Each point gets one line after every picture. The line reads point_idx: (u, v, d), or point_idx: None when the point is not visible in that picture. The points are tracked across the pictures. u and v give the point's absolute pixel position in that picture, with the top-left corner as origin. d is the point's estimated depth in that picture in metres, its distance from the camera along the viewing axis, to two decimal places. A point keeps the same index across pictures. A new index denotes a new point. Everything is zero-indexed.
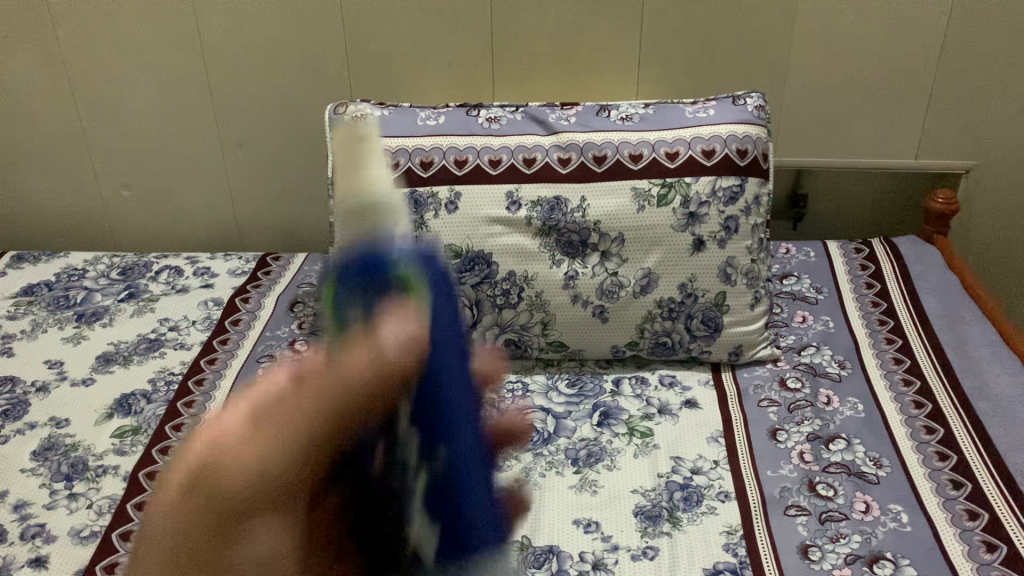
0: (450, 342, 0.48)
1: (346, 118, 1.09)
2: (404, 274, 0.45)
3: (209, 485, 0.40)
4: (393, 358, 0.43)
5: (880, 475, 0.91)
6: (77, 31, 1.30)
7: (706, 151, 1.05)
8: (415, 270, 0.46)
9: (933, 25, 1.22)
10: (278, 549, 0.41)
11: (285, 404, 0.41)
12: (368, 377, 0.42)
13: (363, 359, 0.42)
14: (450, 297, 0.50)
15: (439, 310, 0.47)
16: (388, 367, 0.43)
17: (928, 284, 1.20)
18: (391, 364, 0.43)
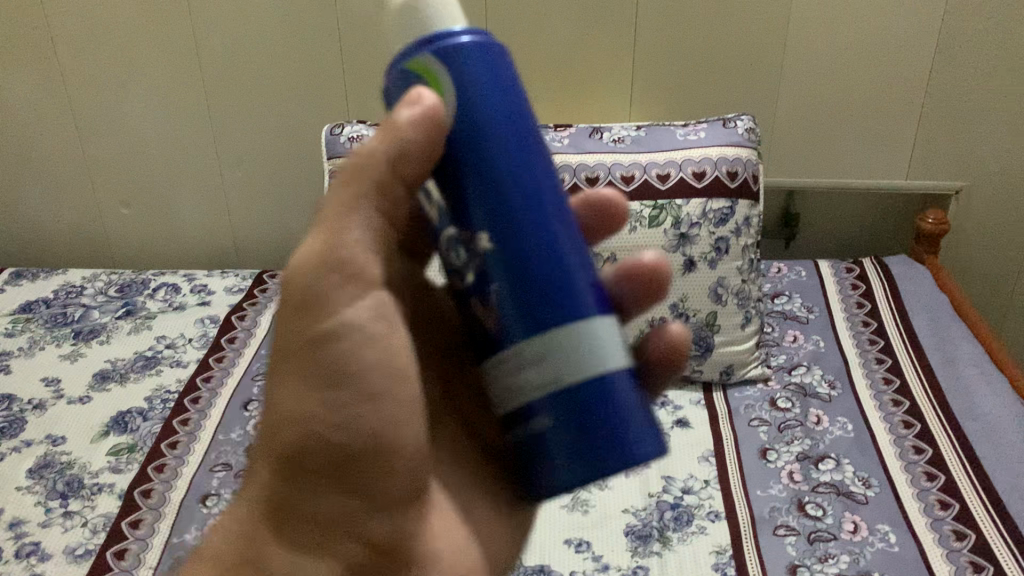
0: (523, 130, 0.44)
1: (343, 139, 1.11)
2: (433, 60, 0.44)
3: (314, 311, 0.46)
4: (414, 137, 0.43)
5: (868, 496, 0.92)
6: (77, 51, 1.32)
7: (697, 173, 1.06)
8: (446, 58, 0.44)
9: (922, 49, 1.23)
10: (388, 341, 0.48)
11: (347, 213, 0.45)
12: (402, 159, 0.44)
13: (396, 141, 0.44)
14: (524, 93, 0.46)
15: (505, 101, 0.44)
16: (417, 146, 0.44)
17: (918, 305, 1.21)
18: (434, 142, 0.44)
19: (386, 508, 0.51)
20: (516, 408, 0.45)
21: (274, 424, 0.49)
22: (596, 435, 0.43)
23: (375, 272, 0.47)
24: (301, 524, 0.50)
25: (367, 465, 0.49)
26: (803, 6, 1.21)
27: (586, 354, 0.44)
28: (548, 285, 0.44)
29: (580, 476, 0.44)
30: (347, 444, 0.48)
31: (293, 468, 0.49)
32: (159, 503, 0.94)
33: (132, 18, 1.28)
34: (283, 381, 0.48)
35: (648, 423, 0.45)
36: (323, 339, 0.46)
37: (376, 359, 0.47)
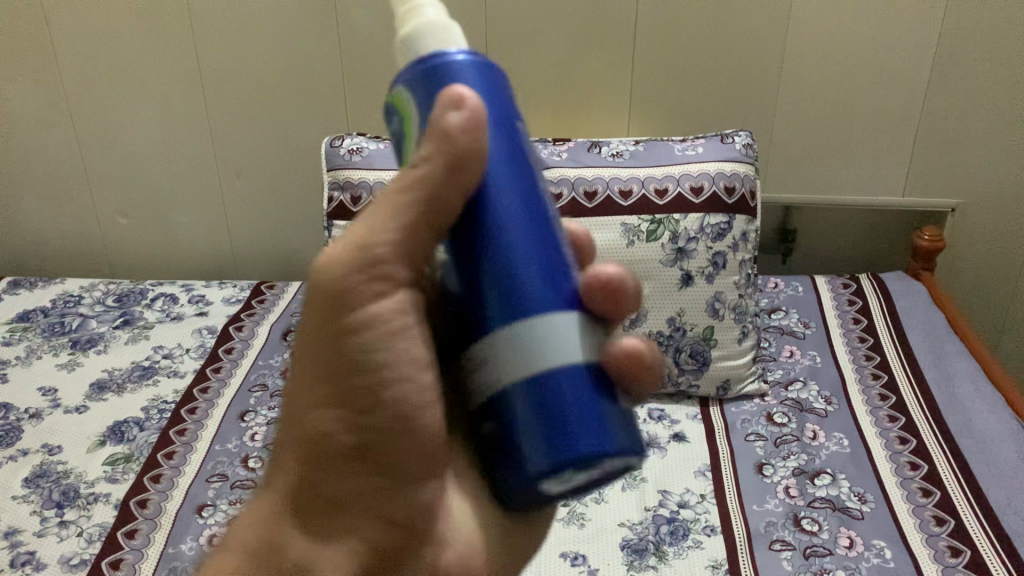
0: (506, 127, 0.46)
1: (342, 151, 1.11)
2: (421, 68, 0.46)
3: (344, 308, 0.43)
4: (465, 143, 0.42)
5: (864, 511, 0.92)
6: (79, 61, 1.33)
7: (694, 188, 1.07)
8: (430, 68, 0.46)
9: (917, 68, 1.24)
10: (418, 339, 0.44)
11: (384, 215, 0.43)
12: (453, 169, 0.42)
13: (450, 149, 0.42)
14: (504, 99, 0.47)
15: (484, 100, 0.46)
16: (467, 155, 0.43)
17: (914, 321, 1.22)
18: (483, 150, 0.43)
19: (412, 496, 0.46)
20: (486, 401, 0.45)
21: (297, 412, 0.45)
22: (563, 429, 0.43)
23: (407, 270, 0.44)
24: (327, 516, 0.46)
25: (394, 449, 0.44)
26: (800, 24, 1.22)
27: (555, 350, 0.44)
28: (521, 280, 0.45)
29: (548, 469, 0.43)
30: (373, 428, 0.44)
31: (318, 458, 0.45)
32: (155, 513, 0.94)
33: (133, 30, 1.29)
34: (308, 369, 0.45)
35: (619, 419, 0.45)
36: (350, 330, 0.43)
37: (408, 349, 0.44)
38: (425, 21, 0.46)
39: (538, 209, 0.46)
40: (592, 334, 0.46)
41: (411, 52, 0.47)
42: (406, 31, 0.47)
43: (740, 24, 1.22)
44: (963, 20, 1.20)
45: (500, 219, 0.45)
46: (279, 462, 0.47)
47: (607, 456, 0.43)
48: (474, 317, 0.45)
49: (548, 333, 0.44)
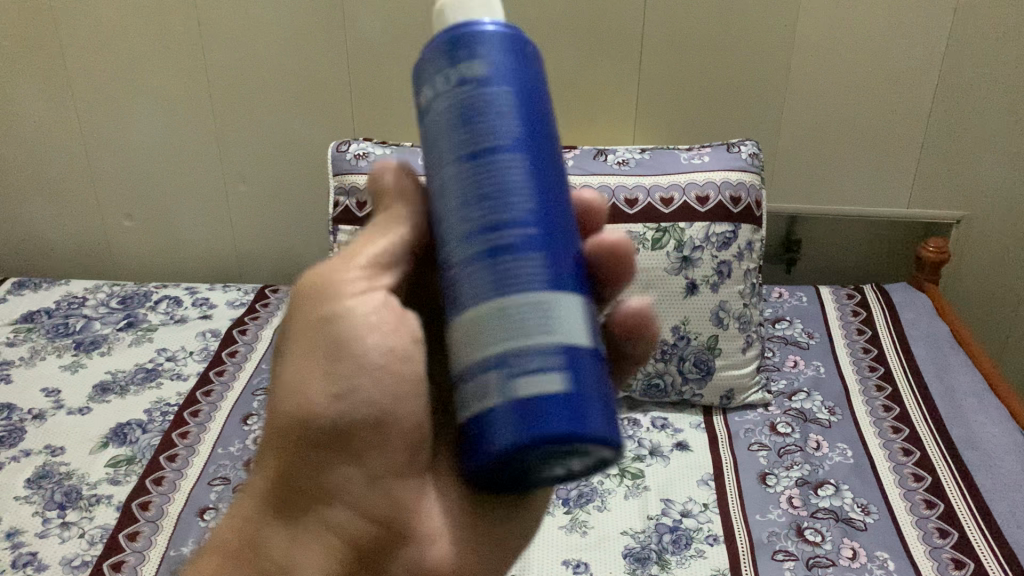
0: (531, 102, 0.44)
1: (349, 156, 1.12)
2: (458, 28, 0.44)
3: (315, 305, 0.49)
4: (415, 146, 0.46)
5: (867, 522, 0.92)
6: (87, 64, 1.33)
7: (700, 197, 1.07)
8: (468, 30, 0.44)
9: (923, 80, 1.24)
10: (394, 333, 0.48)
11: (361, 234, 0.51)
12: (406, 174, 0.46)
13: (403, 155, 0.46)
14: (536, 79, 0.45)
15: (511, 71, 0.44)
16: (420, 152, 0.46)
17: (918, 332, 1.22)
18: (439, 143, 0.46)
19: (387, 488, 0.50)
20: (469, 372, 0.43)
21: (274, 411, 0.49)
22: (539, 403, 0.40)
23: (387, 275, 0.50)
24: (303, 509, 0.50)
25: (362, 445, 0.48)
26: (806, 34, 1.22)
27: (542, 323, 0.42)
28: (521, 251, 0.42)
29: (516, 444, 0.40)
30: (342, 427, 0.47)
31: (292, 455, 0.49)
32: (157, 515, 0.94)
33: (141, 33, 1.29)
34: (286, 366, 0.48)
35: (603, 405, 0.42)
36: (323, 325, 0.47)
37: (381, 342, 0.47)
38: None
39: (549, 183, 0.44)
40: (587, 317, 0.44)
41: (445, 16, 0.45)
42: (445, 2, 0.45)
43: (746, 34, 1.22)
44: (969, 32, 1.20)
45: (504, 185, 0.43)
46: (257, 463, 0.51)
47: (581, 440, 0.40)
48: (467, 284, 0.43)
49: (538, 306, 0.42)
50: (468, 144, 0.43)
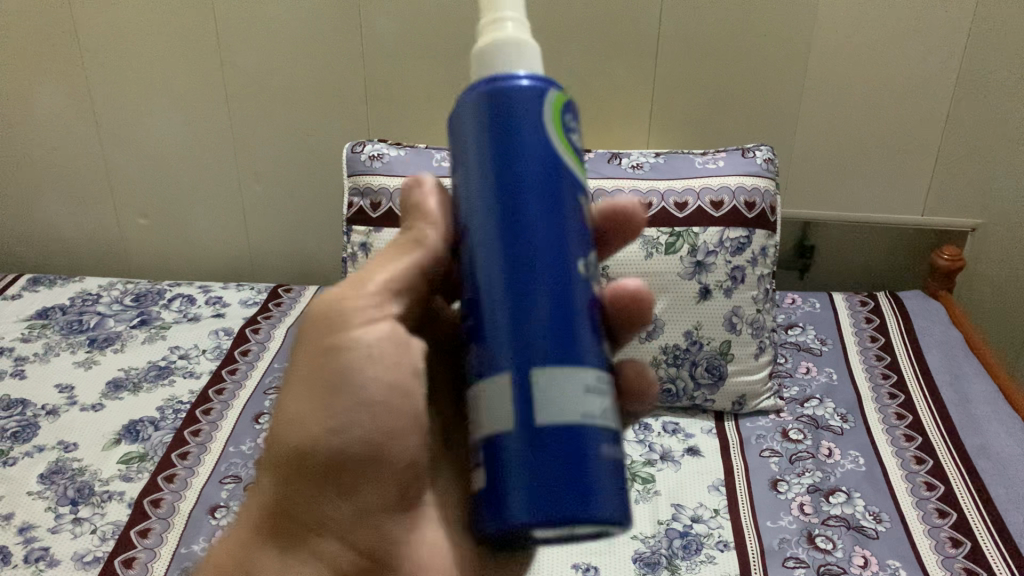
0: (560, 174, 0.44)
1: (363, 157, 1.12)
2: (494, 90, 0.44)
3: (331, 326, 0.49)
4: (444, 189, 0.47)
5: (879, 531, 0.91)
6: (104, 63, 1.34)
7: (714, 202, 1.07)
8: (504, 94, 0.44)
9: (940, 87, 1.24)
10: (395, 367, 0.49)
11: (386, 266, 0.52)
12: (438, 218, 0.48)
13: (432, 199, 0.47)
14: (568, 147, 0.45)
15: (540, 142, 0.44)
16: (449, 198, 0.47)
17: (932, 340, 1.21)
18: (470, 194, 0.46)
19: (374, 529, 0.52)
20: (485, 440, 0.43)
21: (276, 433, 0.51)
22: (551, 483, 0.41)
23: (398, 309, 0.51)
24: (294, 533, 0.53)
25: (357, 476, 0.51)
26: (823, 40, 1.22)
27: (557, 405, 0.42)
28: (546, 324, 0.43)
29: (528, 522, 0.41)
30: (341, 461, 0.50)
31: (291, 482, 0.52)
32: (168, 512, 0.94)
33: (159, 32, 1.30)
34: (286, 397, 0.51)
35: (614, 486, 0.42)
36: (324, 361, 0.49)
37: (380, 379, 0.49)
38: (510, 30, 0.44)
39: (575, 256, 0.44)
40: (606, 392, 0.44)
41: (485, 64, 0.44)
42: (490, 43, 0.44)
43: (763, 39, 1.22)
44: (987, 39, 1.20)
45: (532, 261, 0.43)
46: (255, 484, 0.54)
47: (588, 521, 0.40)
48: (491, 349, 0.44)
49: (556, 387, 0.42)
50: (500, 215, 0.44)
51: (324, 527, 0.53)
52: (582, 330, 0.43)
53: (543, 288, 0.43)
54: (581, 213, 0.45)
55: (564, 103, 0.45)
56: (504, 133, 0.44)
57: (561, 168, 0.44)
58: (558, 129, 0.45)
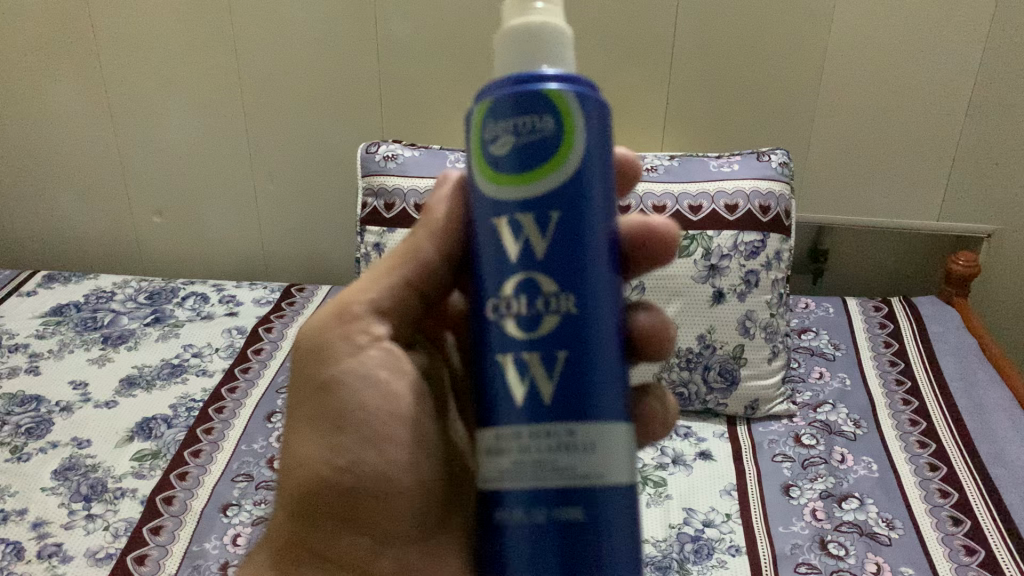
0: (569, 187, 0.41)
1: (378, 157, 1.13)
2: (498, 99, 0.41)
3: (325, 357, 0.52)
4: (445, 212, 0.49)
5: (892, 537, 0.91)
6: (121, 62, 1.35)
7: (729, 205, 1.07)
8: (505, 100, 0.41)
9: (957, 91, 1.23)
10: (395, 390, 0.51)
11: (370, 283, 0.53)
12: (437, 237, 0.50)
13: (434, 222, 0.50)
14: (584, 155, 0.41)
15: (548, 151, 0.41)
16: (451, 219, 0.49)
17: (947, 346, 1.21)
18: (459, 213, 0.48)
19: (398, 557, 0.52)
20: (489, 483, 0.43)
21: (290, 470, 0.52)
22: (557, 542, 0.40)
23: (387, 329, 0.53)
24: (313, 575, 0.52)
25: (371, 504, 0.51)
26: (839, 44, 1.21)
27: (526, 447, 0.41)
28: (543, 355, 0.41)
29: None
30: (355, 490, 0.51)
31: (306, 514, 0.51)
32: (180, 510, 0.95)
33: (175, 32, 1.31)
34: (298, 430, 0.52)
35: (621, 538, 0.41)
36: (331, 383, 0.51)
37: (381, 407, 0.51)
38: (536, 27, 0.41)
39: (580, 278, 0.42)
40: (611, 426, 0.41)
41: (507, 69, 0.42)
42: (504, 43, 0.41)
43: (779, 44, 1.21)
44: (1005, 44, 1.19)
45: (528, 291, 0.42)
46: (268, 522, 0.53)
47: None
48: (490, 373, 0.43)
49: (496, 430, 0.43)
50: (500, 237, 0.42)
51: (342, 563, 0.52)
52: (501, 370, 0.42)
53: (477, 328, 0.44)
54: (500, 241, 0.42)
55: (490, 110, 0.41)
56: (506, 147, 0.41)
57: (478, 199, 0.43)
58: (477, 152, 0.43)
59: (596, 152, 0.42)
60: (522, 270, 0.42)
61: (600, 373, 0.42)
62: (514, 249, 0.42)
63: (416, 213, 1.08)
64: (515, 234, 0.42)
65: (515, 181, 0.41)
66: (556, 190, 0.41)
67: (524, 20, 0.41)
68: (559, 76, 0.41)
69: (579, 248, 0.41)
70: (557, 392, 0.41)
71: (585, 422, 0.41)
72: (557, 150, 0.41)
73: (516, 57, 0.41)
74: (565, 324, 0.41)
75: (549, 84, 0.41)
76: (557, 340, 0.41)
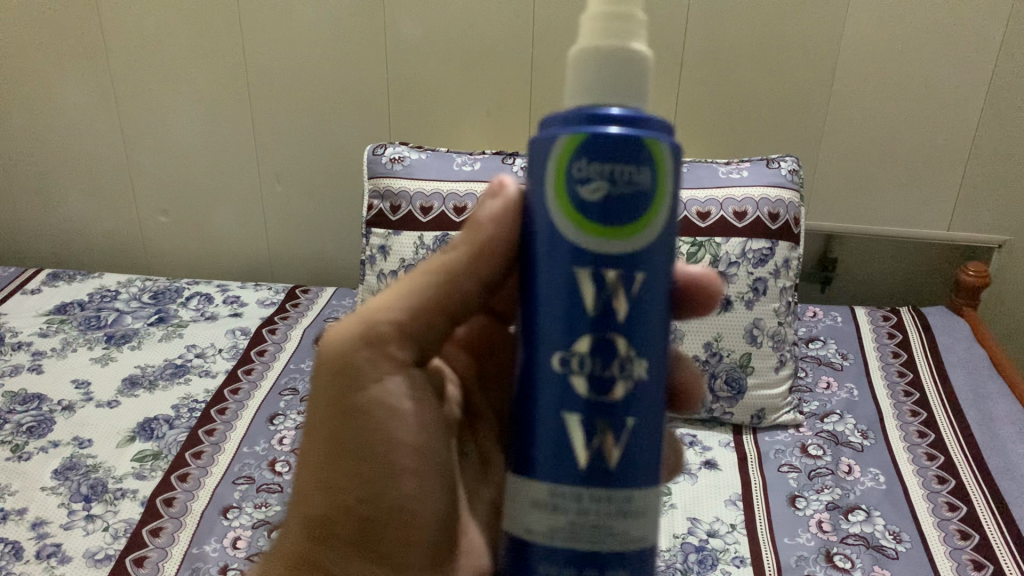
0: (651, 245, 0.39)
1: (385, 160, 1.12)
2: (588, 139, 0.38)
3: (352, 384, 0.48)
4: (493, 232, 0.46)
5: (899, 550, 0.89)
6: (129, 61, 1.34)
7: (738, 212, 1.05)
8: (597, 144, 0.38)
9: (969, 99, 1.22)
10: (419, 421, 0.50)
11: (398, 297, 0.48)
12: (479, 258, 0.47)
13: (476, 238, 0.46)
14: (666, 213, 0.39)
15: (634, 206, 0.38)
16: (497, 241, 0.46)
17: (956, 358, 1.19)
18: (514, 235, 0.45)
19: None
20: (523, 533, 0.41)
21: (309, 491, 0.50)
22: None
23: (413, 354, 0.49)
24: None
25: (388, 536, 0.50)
26: (850, 50, 1.20)
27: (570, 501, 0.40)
28: (605, 412, 0.40)
29: None
30: (376, 516, 0.49)
31: (322, 538, 0.50)
32: (181, 512, 0.95)
33: (184, 31, 1.30)
34: (316, 452, 0.49)
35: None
36: (359, 412, 0.48)
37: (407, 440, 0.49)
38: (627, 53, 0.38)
39: (649, 341, 0.40)
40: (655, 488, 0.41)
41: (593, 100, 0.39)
42: (594, 69, 0.38)
43: (791, 50, 1.21)
44: (1017, 52, 1.18)
45: (598, 343, 0.39)
46: (279, 534, 0.52)
47: None
48: (543, 420, 0.41)
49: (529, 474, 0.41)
50: (574, 286, 0.39)
51: None
52: (563, 426, 0.40)
53: (530, 376, 0.42)
54: (577, 293, 0.39)
55: (578, 148, 0.38)
56: (592, 193, 0.38)
57: (552, 240, 0.40)
58: (555, 188, 0.39)
59: (676, 205, 0.40)
60: (596, 326, 0.39)
61: (654, 432, 0.41)
62: (595, 307, 0.39)
63: (422, 215, 1.07)
64: (595, 286, 0.39)
65: (602, 233, 0.38)
66: (641, 249, 0.39)
67: (616, 50, 0.38)
68: (650, 122, 0.38)
69: (649, 311, 0.40)
70: (619, 454, 0.40)
71: (643, 485, 0.41)
72: (647, 205, 0.38)
73: (606, 85, 0.38)
74: (636, 387, 0.40)
75: (642, 132, 0.38)
76: (623, 401, 0.40)
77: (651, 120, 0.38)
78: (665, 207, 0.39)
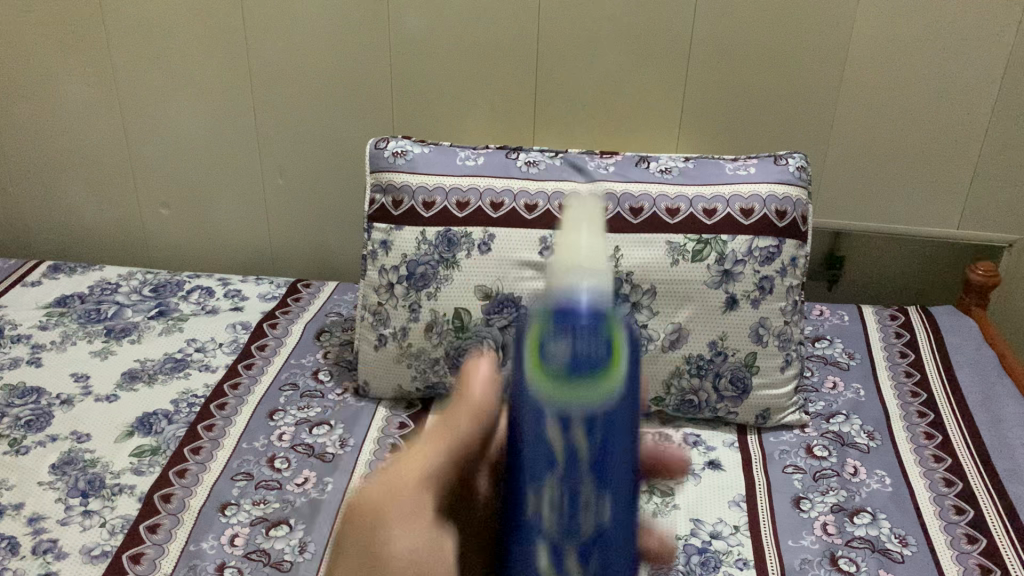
0: (619, 416, 0.46)
1: (386, 153, 1.10)
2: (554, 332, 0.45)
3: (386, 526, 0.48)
4: (484, 402, 0.51)
5: (904, 554, 0.88)
6: (130, 52, 1.33)
7: (745, 209, 1.03)
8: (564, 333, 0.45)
9: (980, 96, 1.20)
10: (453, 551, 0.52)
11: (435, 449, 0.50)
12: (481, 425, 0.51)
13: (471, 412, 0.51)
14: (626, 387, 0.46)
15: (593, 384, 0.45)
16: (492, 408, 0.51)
17: (965, 359, 1.18)
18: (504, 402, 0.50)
19: None
20: None
21: None
22: None
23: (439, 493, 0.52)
24: None
25: None
26: (861, 45, 1.19)
27: None
28: (580, 544, 0.47)
29: None
30: None
31: None
32: (178, 508, 0.94)
33: (186, 22, 1.29)
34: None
35: None
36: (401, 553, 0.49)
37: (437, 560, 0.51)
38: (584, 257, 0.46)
39: (616, 482, 0.47)
40: None
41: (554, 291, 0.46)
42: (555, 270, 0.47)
43: (800, 44, 1.19)
44: None
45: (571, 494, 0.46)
46: None
47: None
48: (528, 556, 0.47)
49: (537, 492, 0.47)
50: (549, 454, 0.46)
51: None
52: (544, 561, 0.47)
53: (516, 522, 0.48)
54: (548, 450, 0.46)
55: (545, 335, 0.45)
56: (559, 374, 0.45)
57: (528, 413, 0.46)
58: (531, 337, 0.46)
59: (633, 371, 0.47)
60: (566, 482, 0.46)
61: (623, 550, 0.48)
62: (564, 461, 0.46)
63: (424, 210, 1.07)
64: (563, 446, 0.45)
65: (568, 403, 0.45)
66: (607, 419, 0.45)
67: (572, 239, 0.47)
68: (600, 303, 0.46)
69: (615, 461, 0.46)
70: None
71: None
72: (606, 373, 0.45)
73: (569, 282, 0.46)
74: (604, 524, 0.47)
75: (595, 314, 0.45)
76: (593, 536, 0.47)
77: (606, 295, 0.46)
78: (625, 373, 0.46)
